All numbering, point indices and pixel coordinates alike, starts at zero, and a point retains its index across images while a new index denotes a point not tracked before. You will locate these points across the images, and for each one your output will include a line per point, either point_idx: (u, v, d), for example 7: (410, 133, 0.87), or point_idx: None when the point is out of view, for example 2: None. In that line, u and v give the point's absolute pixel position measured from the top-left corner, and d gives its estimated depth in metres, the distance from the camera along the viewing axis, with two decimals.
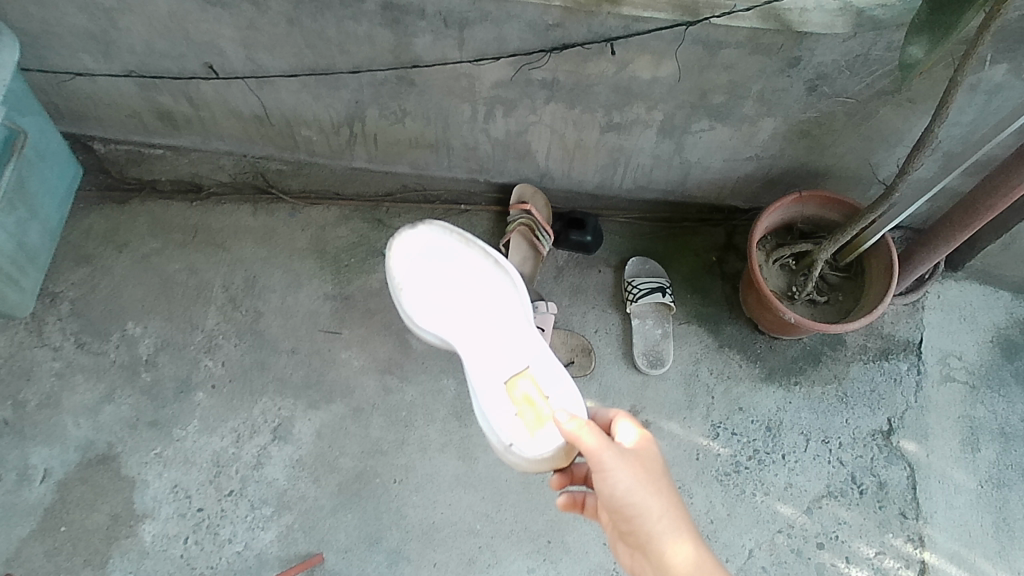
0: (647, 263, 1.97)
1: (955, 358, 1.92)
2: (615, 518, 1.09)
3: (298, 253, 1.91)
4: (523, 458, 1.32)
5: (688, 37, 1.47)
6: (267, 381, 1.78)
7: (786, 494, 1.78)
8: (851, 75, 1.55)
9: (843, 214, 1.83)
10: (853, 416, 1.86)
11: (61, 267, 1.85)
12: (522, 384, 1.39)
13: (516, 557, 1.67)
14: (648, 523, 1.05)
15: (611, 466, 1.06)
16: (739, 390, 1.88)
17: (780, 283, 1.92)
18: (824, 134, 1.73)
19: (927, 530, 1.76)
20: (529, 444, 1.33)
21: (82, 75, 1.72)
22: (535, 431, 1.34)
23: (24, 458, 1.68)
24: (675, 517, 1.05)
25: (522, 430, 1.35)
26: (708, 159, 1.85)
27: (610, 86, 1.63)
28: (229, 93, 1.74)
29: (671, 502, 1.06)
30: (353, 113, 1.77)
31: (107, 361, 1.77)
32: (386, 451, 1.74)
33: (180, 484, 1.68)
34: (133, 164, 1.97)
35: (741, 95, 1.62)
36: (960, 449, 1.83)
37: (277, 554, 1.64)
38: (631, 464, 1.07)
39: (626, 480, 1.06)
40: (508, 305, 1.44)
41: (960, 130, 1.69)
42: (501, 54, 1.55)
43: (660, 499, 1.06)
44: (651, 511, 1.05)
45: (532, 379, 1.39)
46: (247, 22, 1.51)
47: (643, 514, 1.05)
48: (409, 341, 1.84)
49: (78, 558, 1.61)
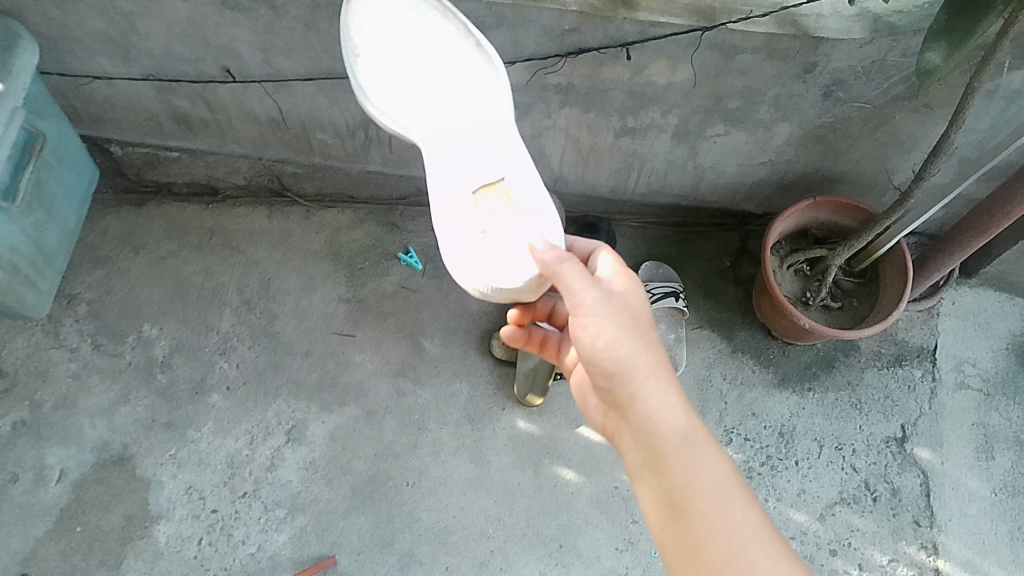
0: (661, 267, 1.96)
1: (969, 365, 1.91)
2: (593, 374, 1.04)
3: (312, 256, 1.92)
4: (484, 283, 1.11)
5: (704, 42, 1.47)
6: (281, 383, 1.79)
7: (800, 501, 1.78)
8: (867, 80, 1.54)
9: (858, 220, 1.82)
10: (867, 423, 1.85)
11: (79, 268, 1.87)
12: (488, 194, 1.17)
13: (528, 561, 1.67)
14: (633, 381, 1.00)
15: (596, 319, 1.01)
16: (752, 396, 1.87)
17: (794, 289, 1.91)
18: (839, 140, 1.73)
19: (941, 538, 1.74)
20: (489, 271, 1.11)
21: (100, 79, 1.73)
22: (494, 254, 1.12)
23: (40, 458, 1.69)
24: (660, 373, 1.01)
25: (491, 249, 1.13)
26: (722, 164, 1.84)
27: (625, 91, 1.63)
28: (245, 96, 1.74)
29: (657, 356, 1.02)
30: (368, 116, 1.78)
31: (123, 362, 1.78)
32: (399, 454, 1.74)
33: (194, 485, 1.69)
34: (149, 166, 1.98)
35: (756, 100, 1.62)
36: (974, 457, 1.82)
37: (290, 556, 1.65)
38: (618, 315, 1.02)
39: (611, 331, 1.00)
40: (489, 125, 1.22)
41: (977, 136, 1.68)
42: (516, 58, 1.56)
43: (648, 358, 1.01)
44: (638, 369, 1.00)
45: (505, 195, 1.16)
46: (265, 26, 1.51)
47: (628, 370, 1.00)
48: (422, 345, 1.85)
49: (93, 558, 1.62)
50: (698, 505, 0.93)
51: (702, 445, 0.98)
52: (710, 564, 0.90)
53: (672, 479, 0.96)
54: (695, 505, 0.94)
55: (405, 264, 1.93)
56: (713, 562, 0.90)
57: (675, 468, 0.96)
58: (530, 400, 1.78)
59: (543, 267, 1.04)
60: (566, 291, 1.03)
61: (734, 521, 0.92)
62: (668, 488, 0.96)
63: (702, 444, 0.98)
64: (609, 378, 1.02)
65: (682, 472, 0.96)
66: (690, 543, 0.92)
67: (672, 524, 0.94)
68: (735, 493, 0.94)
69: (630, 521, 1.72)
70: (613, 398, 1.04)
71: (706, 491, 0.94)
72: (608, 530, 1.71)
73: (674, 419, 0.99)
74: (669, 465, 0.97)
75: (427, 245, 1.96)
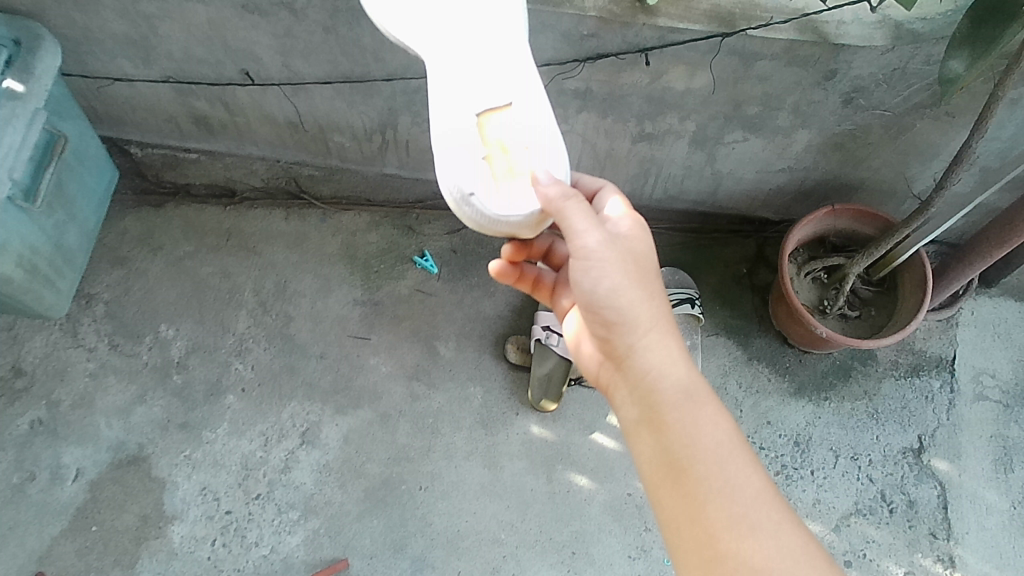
0: (677, 273, 1.94)
1: (988, 376, 1.89)
2: (593, 321, 1.07)
3: (328, 258, 1.93)
4: (481, 208, 1.05)
5: (723, 48, 1.46)
6: (296, 386, 1.79)
7: (815, 511, 1.76)
8: (888, 88, 1.53)
9: (877, 228, 1.81)
10: (883, 433, 1.83)
11: (97, 268, 1.88)
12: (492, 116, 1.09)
13: (540, 567, 1.67)
14: (633, 333, 1.03)
15: (600, 263, 1.02)
16: (767, 404, 1.86)
17: (811, 297, 1.90)
18: (859, 147, 1.72)
19: (958, 551, 1.73)
20: (491, 199, 1.06)
21: (120, 81, 1.74)
22: (500, 182, 1.06)
23: (57, 457, 1.70)
24: (662, 328, 1.03)
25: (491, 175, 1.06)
26: (740, 170, 1.83)
27: (643, 97, 1.62)
28: (264, 99, 1.75)
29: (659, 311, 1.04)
30: (385, 120, 1.78)
31: (139, 363, 1.79)
32: (412, 458, 1.74)
33: (209, 486, 1.70)
34: (168, 168, 1.99)
35: (775, 107, 1.61)
36: (992, 469, 1.80)
37: (303, 559, 1.65)
38: (623, 260, 1.03)
39: (614, 279, 1.02)
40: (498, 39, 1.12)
41: (999, 145, 1.66)
42: (534, 63, 1.55)
43: (650, 307, 1.03)
44: (639, 321, 1.02)
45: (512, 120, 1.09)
46: (284, 29, 1.52)
47: (629, 320, 1.03)
48: (437, 348, 1.85)
49: (108, 557, 1.63)
50: (699, 462, 0.95)
51: (704, 403, 0.99)
52: (708, 521, 0.91)
53: (672, 434, 0.97)
54: (696, 463, 0.95)
55: (421, 267, 1.93)
56: (711, 517, 0.91)
57: (674, 420, 0.98)
58: (544, 406, 1.78)
59: (547, 202, 1.03)
60: (571, 232, 1.03)
61: (735, 480, 0.93)
62: (668, 444, 0.97)
63: (703, 402, 0.99)
64: (610, 327, 1.05)
65: (683, 429, 0.97)
66: (689, 500, 0.93)
67: (671, 483, 0.95)
68: (736, 452, 0.95)
69: (643, 529, 1.71)
70: (612, 350, 1.06)
71: (705, 443, 0.96)
72: (621, 537, 1.70)
73: (674, 375, 1.01)
74: (669, 420, 0.98)
75: (442, 249, 1.96)
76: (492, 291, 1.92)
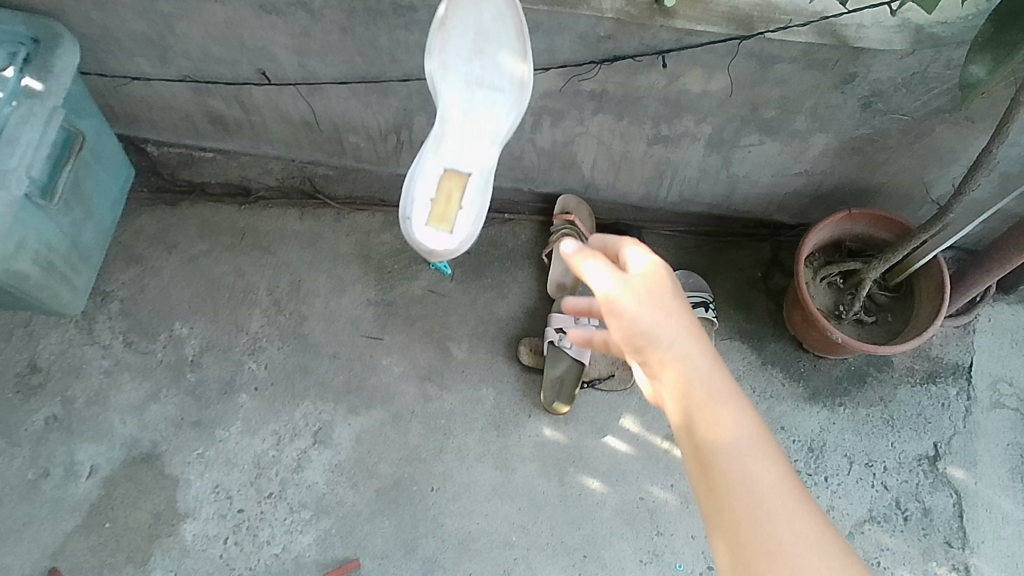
0: (691, 277, 1.94)
1: (1006, 384, 1.87)
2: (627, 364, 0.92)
3: (342, 258, 1.93)
4: None
5: (741, 51, 1.45)
6: (309, 385, 1.79)
7: (828, 518, 1.75)
8: (908, 92, 1.51)
9: (894, 233, 1.79)
10: (898, 440, 1.82)
11: (113, 266, 1.89)
12: None
13: (551, 570, 1.66)
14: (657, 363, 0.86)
15: (614, 304, 0.89)
16: (781, 409, 1.84)
17: (827, 302, 1.88)
18: (877, 152, 1.70)
19: (973, 560, 1.71)
20: None
21: (137, 79, 1.75)
22: None
23: (71, 454, 1.71)
24: (669, 299, 0.89)
25: None
26: (756, 173, 1.82)
27: (659, 99, 1.62)
28: (279, 98, 1.75)
29: (665, 281, 0.90)
30: (400, 120, 1.78)
31: (154, 360, 1.80)
32: (424, 459, 1.74)
33: (221, 484, 1.70)
34: (184, 166, 2.00)
35: (793, 110, 1.60)
36: (1009, 478, 1.78)
37: (314, 558, 1.65)
38: (638, 292, 0.89)
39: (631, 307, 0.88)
40: None
41: (1019, 151, 1.64)
42: (551, 65, 1.55)
43: (671, 323, 0.87)
44: (660, 337, 0.86)
45: None
46: (301, 29, 1.52)
47: (650, 350, 0.87)
48: (450, 350, 1.85)
49: (121, 554, 1.63)
50: (728, 483, 0.78)
51: (730, 415, 0.81)
52: (749, 553, 0.74)
53: (704, 465, 0.80)
54: (706, 451, 0.80)
55: (435, 268, 1.93)
56: (750, 546, 0.74)
57: (704, 444, 0.81)
58: (557, 408, 1.77)
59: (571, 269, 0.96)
60: (594, 287, 0.93)
61: (769, 495, 0.76)
62: (699, 476, 0.81)
63: (732, 412, 0.81)
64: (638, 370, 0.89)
65: (713, 452, 0.80)
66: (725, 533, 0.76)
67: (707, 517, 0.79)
68: (771, 465, 0.78)
69: (655, 533, 1.70)
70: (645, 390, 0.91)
71: (738, 462, 0.78)
72: (633, 541, 1.69)
73: (699, 391, 0.83)
74: (697, 445, 0.81)
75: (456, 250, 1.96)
76: (505, 292, 1.92)
